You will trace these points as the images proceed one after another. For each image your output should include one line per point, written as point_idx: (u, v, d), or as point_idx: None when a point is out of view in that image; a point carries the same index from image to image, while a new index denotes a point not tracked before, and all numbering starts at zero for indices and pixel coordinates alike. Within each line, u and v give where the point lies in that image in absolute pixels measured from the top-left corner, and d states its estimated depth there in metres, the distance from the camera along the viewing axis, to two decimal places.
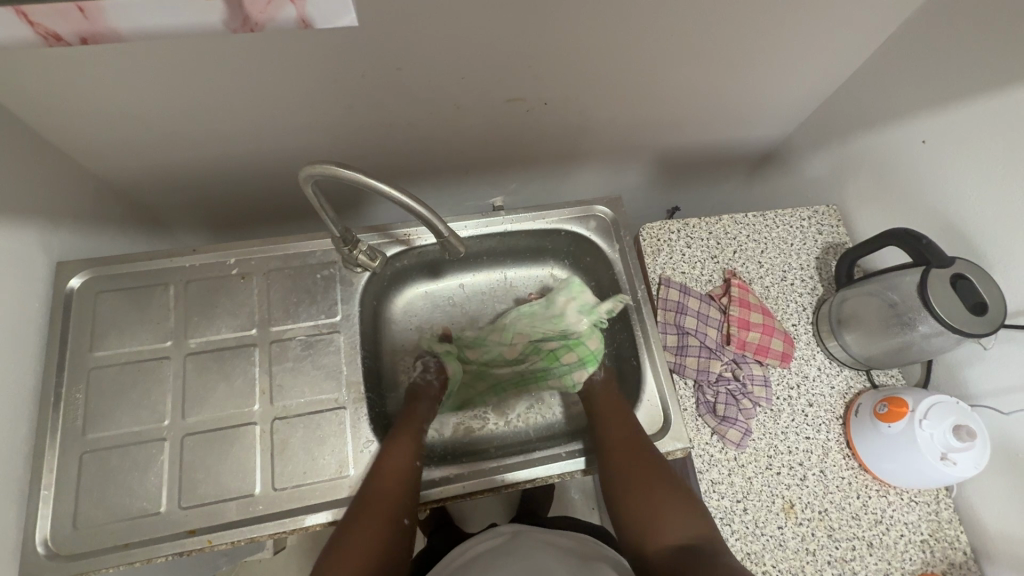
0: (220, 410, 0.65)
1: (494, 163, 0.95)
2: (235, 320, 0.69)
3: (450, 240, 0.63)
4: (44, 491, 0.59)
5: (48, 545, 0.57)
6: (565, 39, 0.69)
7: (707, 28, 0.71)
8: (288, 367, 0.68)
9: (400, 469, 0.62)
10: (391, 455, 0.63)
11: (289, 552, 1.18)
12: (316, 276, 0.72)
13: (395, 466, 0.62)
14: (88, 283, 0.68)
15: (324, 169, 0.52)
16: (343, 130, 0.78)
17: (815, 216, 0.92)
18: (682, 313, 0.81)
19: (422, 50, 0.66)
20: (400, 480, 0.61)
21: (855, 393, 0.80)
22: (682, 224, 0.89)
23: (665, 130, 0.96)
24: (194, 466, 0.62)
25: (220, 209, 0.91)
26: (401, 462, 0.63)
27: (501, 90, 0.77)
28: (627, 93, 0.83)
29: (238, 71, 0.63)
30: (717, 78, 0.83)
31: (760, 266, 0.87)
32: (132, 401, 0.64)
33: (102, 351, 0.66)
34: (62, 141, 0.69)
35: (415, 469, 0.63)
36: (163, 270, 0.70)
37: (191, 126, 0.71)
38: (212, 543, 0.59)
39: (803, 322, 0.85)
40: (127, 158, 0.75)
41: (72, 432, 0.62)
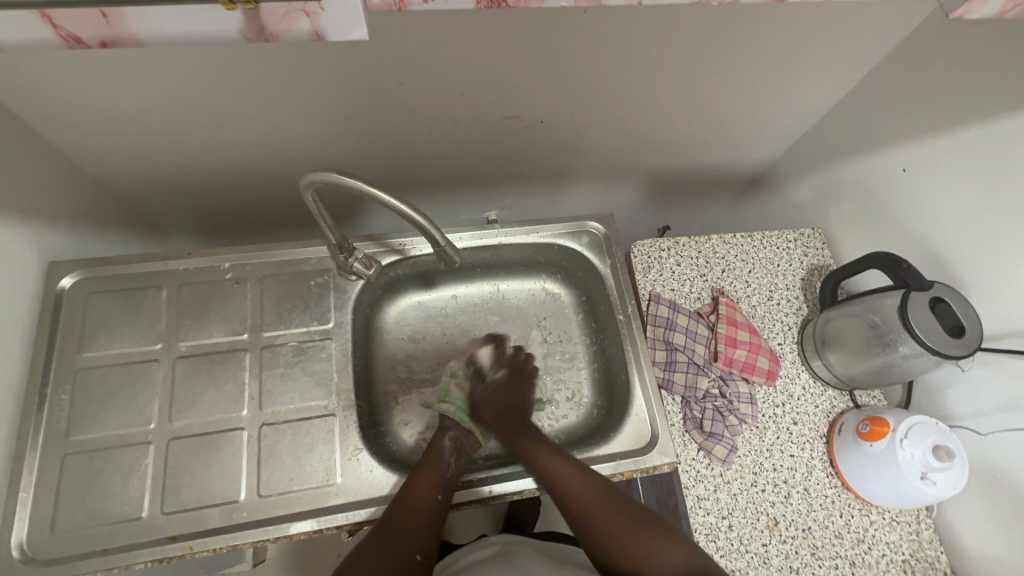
0: (208, 415, 0.64)
1: (490, 178, 0.97)
2: (227, 325, 0.69)
3: (449, 252, 0.64)
4: (23, 494, 0.58)
5: (24, 549, 0.56)
6: (563, 59, 0.71)
7: (699, 54, 0.74)
8: (278, 373, 0.67)
9: (423, 499, 0.61)
10: (417, 485, 0.62)
11: (268, 564, 1.16)
12: (311, 283, 0.73)
13: (418, 501, 0.61)
14: (79, 283, 0.68)
15: (326, 176, 0.53)
16: (342, 141, 0.79)
17: (801, 238, 0.95)
18: (670, 329, 0.82)
19: (425, 65, 0.68)
20: (421, 514, 0.60)
21: (838, 412, 0.82)
22: (672, 243, 0.91)
23: (657, 151, 0.99)
24: (179, 471, 0.61)
25: (216, 215, 0.92)
26: (426, 494, 0.62)
27: (499, 107, 0.79)
28: (621, 115, 0.86)
29: (243, 79, 0.65)
30: (708, 102, 0.86)
31: (748, 285, 0.89)
32: (118, 404, 0.63)
33: (91, 352, 0.65)
34: (62, 141, 0.69)
35: (438, 505, 0.62)
36: (156, 272, 0.70)
37: (193, 132, 0.72)
38: (193, 550, 0.58)
39: (789, 341, 0.87)
40: (126, 161, 0.76)
41: (54, 433, 0.61)
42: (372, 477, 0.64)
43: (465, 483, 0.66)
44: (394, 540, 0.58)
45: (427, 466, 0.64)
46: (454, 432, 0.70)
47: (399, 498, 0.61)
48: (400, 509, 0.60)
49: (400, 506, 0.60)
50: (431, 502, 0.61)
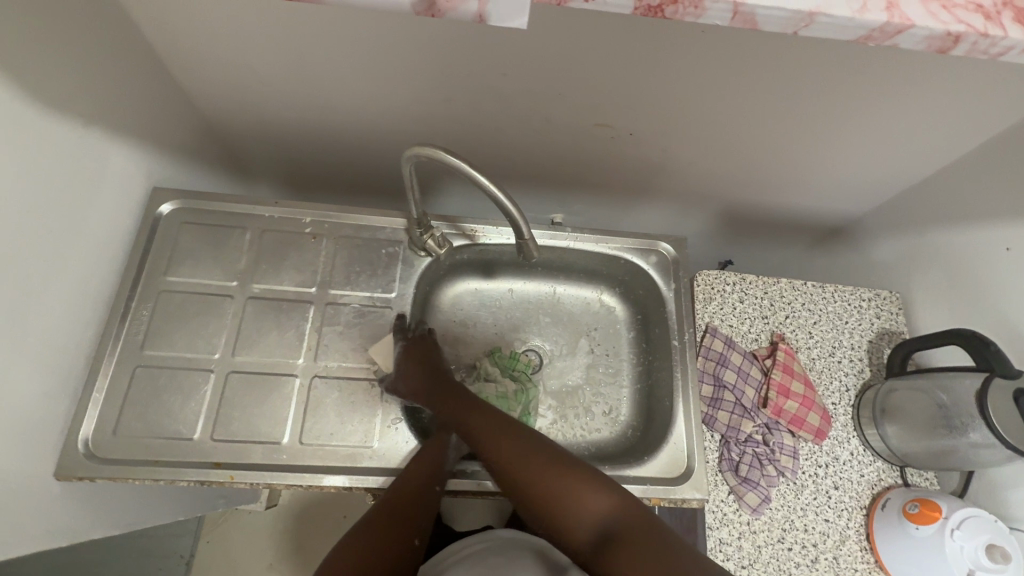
0: (268, 357, 0.67)
1: (566, 181, 0.97)
2: (299, 276, 0.72)
3: (528, 247, 0.64)
4: (95, 394, 0.63)
5: (88, 444, 0.61)
6: (668, 74, 0.70)
7: (808, 90, 0.72)
8: (337, 330, 0.70)
9: (425, 483, 0.61)
10: (418, 467, 0.61)
11: (281, 510, 1.25)
12: (381, 252, 0.75)
13: (417, 485, 0.60)
14: (175, 211, 0.73)
15: (427, 152, 0.54)
16: (434, 121, 0.82)
17: (876, 299, 0.90)
18: (723, 365, 0.80)
19: (531, 59, 0.69)
20: (420, 500, 0.59)
21: (884, 486, 0.78)
22: (739, 278, 0.89)
23: (739, 184, 0.97)
24: (232, 403, 0.65)
25: (301, 171, 0.96)
26: (428, 480, 0.61)
27: (592, 112, 0.79)
28: (712, 142, 0.84)
29: (357, 46, 0.68)
30: (803, 143, 0.84)
31: (811, 337, 0.86)
32: (190, 330, 0.67)
33: (174, 277, 0.69)
34: (183, 78, 0.74)
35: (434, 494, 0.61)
36: (244, 214, 0.74)
37: (299, 88, 0.76)
38: (233, 480, 0.61)
39: (844, 403, 0.83)
40: (232, 106, 0.80)
41: (131, 344, 0.66)
42: (406, 448, 0.65)
43: (461, 469, 0.66)
44: (391, 521, 0.57)
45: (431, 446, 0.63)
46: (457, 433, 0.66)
47: (401, 478, 0.61)
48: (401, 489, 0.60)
49: (403, 485, 0.60)
50: (432, 489, 0.61)
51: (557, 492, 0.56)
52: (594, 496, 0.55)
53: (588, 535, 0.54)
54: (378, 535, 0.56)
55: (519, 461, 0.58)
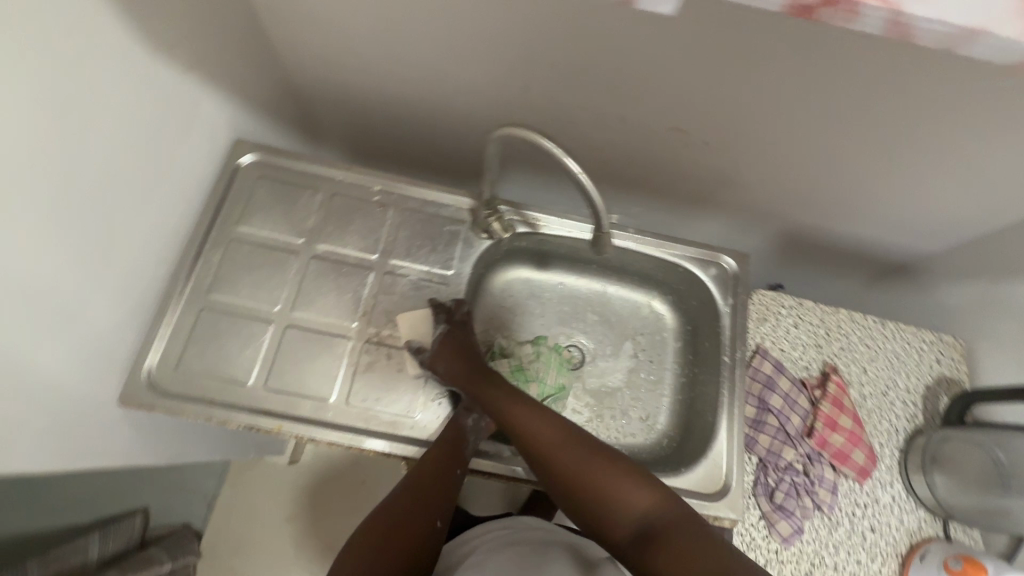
0: (325, 316, 0.69)
1: (629, 181, 0.96)
2: (362, 242, 0.73)
3: (602, 217, 0.63)
4: (162, 329, 0.65)
5: (151, 375, 0.64)
6: (757, 83, 0.68)
7: (904, 116, 0.68)
8: (393, 300, 0.71)
9: (444, 468, 0.61)
10: (438, 452, 0.62)
11: (302, 466, 1.28)
12: (444, 229, 0.75)
13: (433, 472, 0.61)
14: (252, 164, 0.75)
15: (519, 132, 0.54)
16: (509, 106, 0.81)
17: (939, 343, 0.86)
18: (770, 389, 0.78)
19: (618, 53, 0.68)
20: (438, 485, 0.60)
21: (923, 537, 0.75)
22: (797, 302, 0.86)
23: (808, 207, 0.94)
24: (287, 356, 0.67)
25: (368, 141, 0.98)
26: (447, 465, 0.61)
27: (670, 115, 0.77)
28: (789, 159, 0.82)
29: (449, 24, 0.68)
30: (886, 172, 0.80)
31: (865, 372, 0.83)
32: (253, 281, 0.69)
33: (245, 228, 0.72)
34: (275, 37, 0.76)
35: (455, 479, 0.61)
36: (316, 176, 0.76)
37: (382, 58, 0.76)
38: (280, 429, 0.63)
39: (891, 445, 0.80)
40: (314, 69, 0.81)
41: (199, 286, 0.68)
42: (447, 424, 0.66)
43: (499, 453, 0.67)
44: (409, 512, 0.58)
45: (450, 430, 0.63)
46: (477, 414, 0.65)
47: (422, 462, 0.62)
48: (423, 472, 0.61)
49: (423, 469, 0.61)
50: (451, 473, 0.61)
51: (596, 484, 0.55)
52: (636, 493, 0.54)
53: (627, 531, 0.52)
54: (399, 518, 0.58)
55: (560, 453, 0.57)
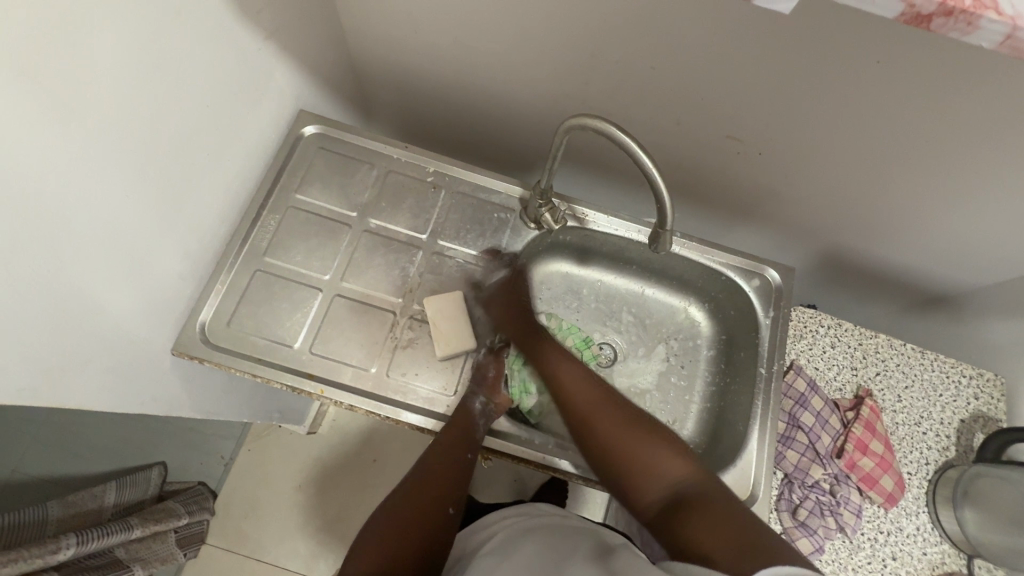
0: (372, 289, 0.70)
1: (675, 186, 0.96)
2: (413, 221, 0.75)
3: (668, 214, 0.61)
4: (217, 286, 0.68)
5: (204, 328, 0.66)
6: (824, 98, 0.68)
7: (970, 143, 0.68)
8: (438, 280, 0.72)
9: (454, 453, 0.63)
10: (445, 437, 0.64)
11: (320, 437, 1.31)
12: (493, 215, 0.76)
13: (443, 458, 0.63)
14: (314, 134, 0.77)
15: (593, 122, 0.55)
16: (567, 100, 0.82)
17: (978, 378, 0.85)
18: (802, 406, 0.78)
19: (687, 56, 0.68)
20: (449, 470, 0.63)
21: (944, 570, 0.74)
22: (836, 323, 0.85)
23: (854, 229, 0.93)
24: (333, 323, 0.68)
25: (420, 124, 0.99)
26: (456, 450, 0.63)
27: (729, 123, 0.77)
28: (843, 177, 0.81)
29: (520, 13, 0.69)
30: (942, 199, 0.79)
31: (899, 400, 0.82)
32: (307, 248, 0.71)
33: (302, 196, 0.73)
34: (346, 13, 0.77)
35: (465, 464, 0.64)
36: (374, 152, 0.77)
37: (448, 43, 0.78)
38: (322, 393, 0.65)
39: (920, 475, 0.79)
40: (379, 49, 0.83)
41: (254, 248, 0.70)
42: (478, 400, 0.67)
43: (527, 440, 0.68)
44: (421, 499, 0.60)
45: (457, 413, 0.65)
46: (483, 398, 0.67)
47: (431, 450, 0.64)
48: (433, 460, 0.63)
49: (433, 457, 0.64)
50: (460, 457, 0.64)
51: (632, 445, 0.59)
52: (671, 458, 0.57)
53: (658, 492, 0.55)
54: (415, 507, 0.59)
55: (605, 415, 0.63)
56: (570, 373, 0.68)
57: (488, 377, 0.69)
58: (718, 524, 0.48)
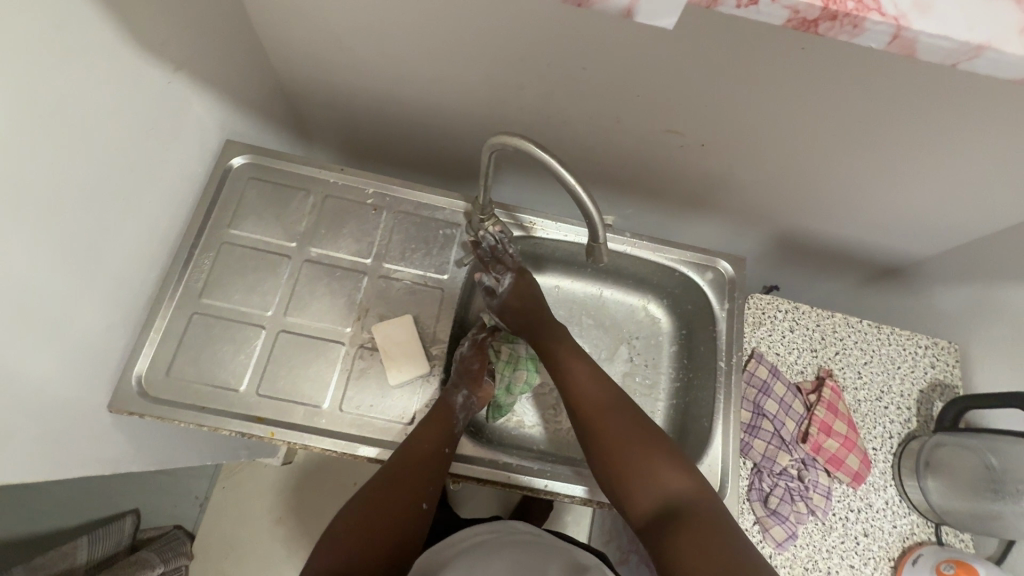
0: (317, 321, 0.68)
1: (624, 183, 0.95)
2: (355, 245, 0.72)
3: (598, 228, 0.60)
4: (152, 334, 0.64)
5: (141, 381, 0.63)
6: (756, 88, 0.68)
7: (902, 121, 0.68)
8: (387, 305, 0.70)
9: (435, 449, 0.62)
10: (428, 434, 0.63)
11: (295, 467, 1.28)
12: (439, 232, 0.75)
13: (419, 450, 0.61)
14: (244, 165, 0.74)
15: (513, 142, 0.53)
16: (505, 107, 0.80)
17: (934, 347, 0.86)
18: (765, 394, 0.78)
19: (617, 56, 0.67)
20: (424, 464, 0.61)
21: (915, 541, 0.76)
22: (793, 306, 0.86)
23: (803, 210, 0.93)
24: (279, 361, 0.66)
25: (361, 140, 0.97)
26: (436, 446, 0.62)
27: (668, 118, 0.77)
28: (785, 163, 0.82)
29: (443, 24, 0.67)
30: (883, 176, 0.80)
31: (859, 376, 0.83)
32: (245, 283, 0.69)
33: (236, 230, 0.71)
34: (267, 36, 0.74)
35: (442, 458, 0.63)
36: (309, 177, 0.75)
37: (376, 59, 0.76)
38: (273, 436, 0.62)
39: (885, 450, 0.80)
40: (307, 69, 0.80)
41: (190, 291, 0.67)
42: None
43: (491, 461, 0.68)
44: (394, 496, 0.59)
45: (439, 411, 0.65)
46: (465, 392, 0.68)
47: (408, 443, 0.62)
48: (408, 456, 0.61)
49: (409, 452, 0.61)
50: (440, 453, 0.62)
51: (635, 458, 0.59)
52: (674, 471, 0.58)
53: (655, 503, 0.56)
54: (387, 507, 0.58)
55: (615, 419, 0.62)
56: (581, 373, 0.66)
57: (472, 370, 0.70)
58: (710, 547, 0.49)
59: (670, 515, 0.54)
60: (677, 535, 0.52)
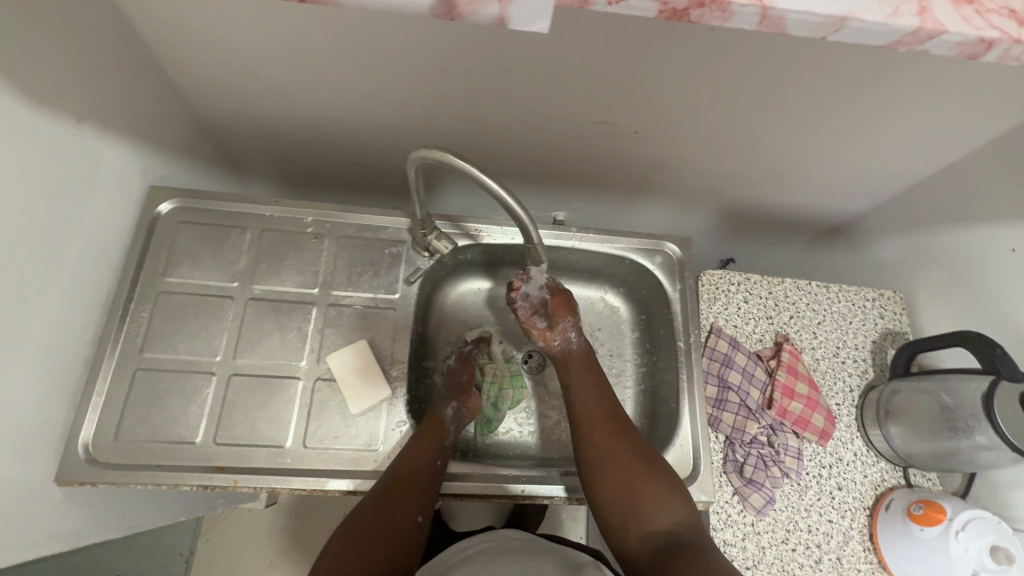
0: (270, 359, 0.66)
1: (567, 178, 0.96)
2: (300, 276, 0.71)
3: (533, 232, 0.63)
4: (95, 398, 0.62)
5: (88, 449, 0.60)
6: (674, 71, 0.69)
7: (815, 88, 0.71)
8: (340, 333, 0.69)
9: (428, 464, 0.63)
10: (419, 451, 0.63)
11: (280, 507, 1.24)
12: (384, 251, 0.74)
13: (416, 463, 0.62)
14: (173, 210, 0.72)
15: (431, 153, 0.54)
16: (436, 117, 0.80)
17: (880, 298, 0.90)
18: (727, 366, 0.80)
19: (535, 56, 0.67)
20: (419, 476, 0.61)
21: (887, 487, 0.78)
22: (743, 277, 0.88)
23: (742, 183, 0.96)
24: (234, 405, 0.64)
25: (299, 168, 0.95)
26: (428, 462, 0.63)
27: (596, 110, 0.78)
28: (716, 140, 0.84)
29: (357, 43, 0.66)
30: (809, 142, 0.83)
31: (815, 337, 0.86)
32: (189, 331, 0.66)
33: (173, 278, 0.68)
34: (179, 74, 0.72)
35: (436, 471, 0.63)
36: (243, 214, 0.73)
37: (296, 85, 0.74)
38: (237, 484, 0.60)
39: (848, 403, 0.83)
40: (228, 104, 0.79)
41: (131, 347, 0.65)
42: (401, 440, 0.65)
43: (465, 474, 0.67)
44: (393, 505, 0.59)
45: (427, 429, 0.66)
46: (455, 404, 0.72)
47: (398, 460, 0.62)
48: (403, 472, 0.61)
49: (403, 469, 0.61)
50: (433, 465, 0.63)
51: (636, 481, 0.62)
52: (677, 500, 0.61)
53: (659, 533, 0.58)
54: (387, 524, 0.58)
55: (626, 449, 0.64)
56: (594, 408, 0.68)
57: (461, 383, 0.75)
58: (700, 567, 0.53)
59: (675, 544, 0.57)
60: (688, 563, 0.53)
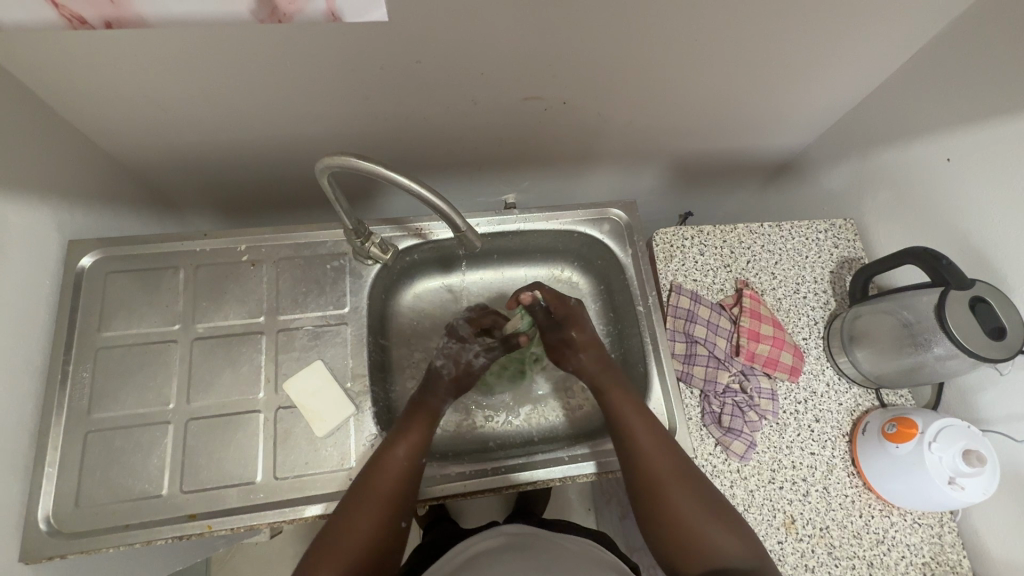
0: (226, 397, 0.65)
1: (508, 159, 0.94)
2: (243, 307, 0.69)
3: (457, 218, 0.61)
4: (47, 469, 0.59)
5: (50, 522, 0.58)
6: (589, 36, 0.67)
7: (732, 33, 0.70)
8: (295, 356, 0.68)
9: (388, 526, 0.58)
10: (370, 529, 0.57)
11: (285, 537, 1.23)
12: (327, 267, 0.72)
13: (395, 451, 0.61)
14: (98, 262, 0.69)
15: (340, 160, 0.53)
16: (358, 121, 0.78)
17: (833, 229, 0.90)
18: (691, 321, 0.80)
19: (443, 42, 0.65)
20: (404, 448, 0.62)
21: (863, 411, 0.79)
22: (696, 231, 0.88)
23: (682, 136, 0.95)
24: (197, 451, 0.62)
25: (232, 195, 0.92)
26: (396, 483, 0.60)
27: (519, 87, 0.76)
28: (645, 98, 0.82)
29: (255, 59, 0.63)
30: (739, 86, 0.82)
31: (774, 277, 0.86)
32: (136, 383, 0.64)
33: (110, 332, 0.66)
34: (78, 119, 0.69)
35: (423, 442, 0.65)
36: (174, 253, 0.70)
37: (207, 112, 0.71)
38: (212, 529, 0.59)
39: (814, 337, 0.84)
40: (140, 141, 0.75)
41: (77, 410, 0.62)
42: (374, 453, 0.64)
43: (445, 476, 0.66)
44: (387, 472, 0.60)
45: (380, 498, 0.58)
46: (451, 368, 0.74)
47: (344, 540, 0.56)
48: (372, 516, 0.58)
49: (363, 527, 0.57)
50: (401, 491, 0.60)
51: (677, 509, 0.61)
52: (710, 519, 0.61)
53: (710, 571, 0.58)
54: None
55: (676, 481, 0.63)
56: (645, 432, 0.65)
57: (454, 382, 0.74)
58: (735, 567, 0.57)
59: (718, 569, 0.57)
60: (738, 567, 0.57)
